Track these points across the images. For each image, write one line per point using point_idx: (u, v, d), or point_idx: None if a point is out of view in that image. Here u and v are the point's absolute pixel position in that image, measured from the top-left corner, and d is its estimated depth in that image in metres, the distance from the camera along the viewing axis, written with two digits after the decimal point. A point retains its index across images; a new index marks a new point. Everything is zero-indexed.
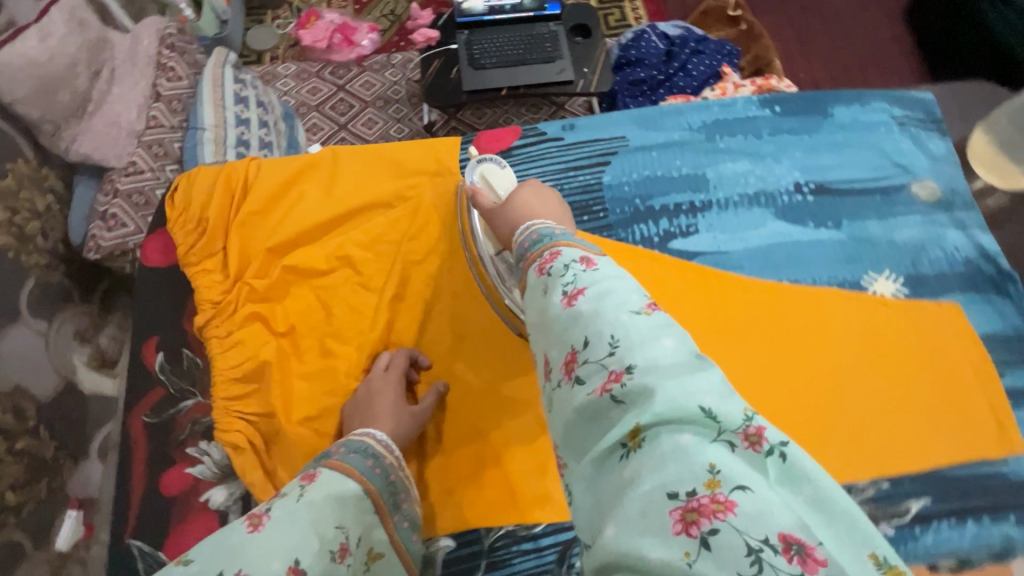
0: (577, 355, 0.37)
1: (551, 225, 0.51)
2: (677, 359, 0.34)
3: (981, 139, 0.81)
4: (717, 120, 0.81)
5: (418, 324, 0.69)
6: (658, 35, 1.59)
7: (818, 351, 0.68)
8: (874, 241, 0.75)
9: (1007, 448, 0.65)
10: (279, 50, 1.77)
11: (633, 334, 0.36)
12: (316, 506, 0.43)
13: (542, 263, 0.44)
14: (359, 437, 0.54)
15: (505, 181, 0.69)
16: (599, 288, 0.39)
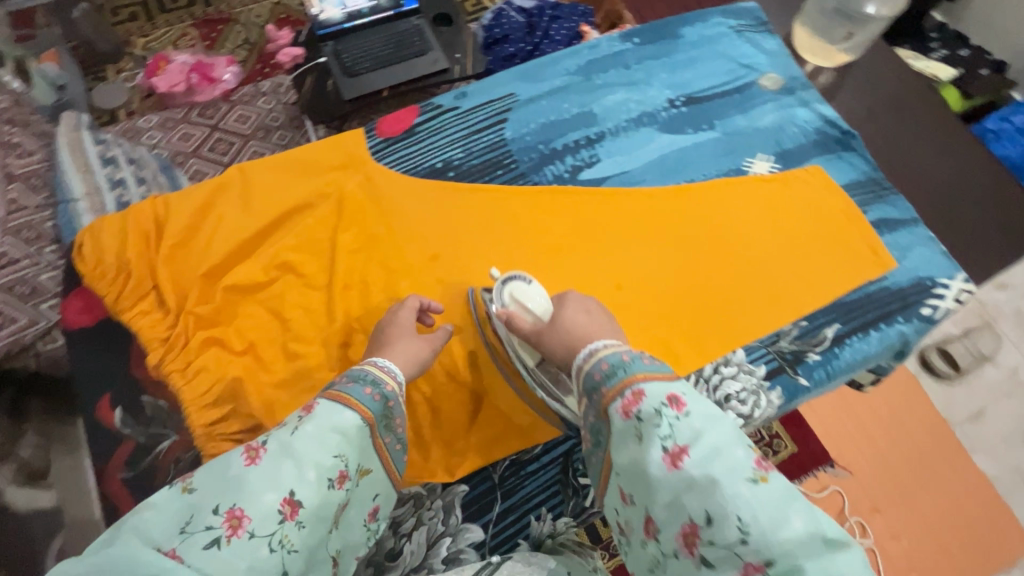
0: (700, 531, 0.43)
1: (616, 348, 0.54)
2: (805, 542, 0.41)
3: (802, 32, 0.95)
4: (589, 60, 0.89)
5: (375, 306, 0.71)
6: (515, 9, 1.71)
7: (724, 233, 0.79)
8: (743, 131, 0.86)
9: (884, 266, 0.78)
10: (133, 104, 1.65)
11: (760, 517, 0.42)
12: (309, 438, 0.49)
13: (626, 404, 0.49)
14: (361, 365, 0.57)
15: (540, 301, 0.65)
16: (704, 447, 0.45)
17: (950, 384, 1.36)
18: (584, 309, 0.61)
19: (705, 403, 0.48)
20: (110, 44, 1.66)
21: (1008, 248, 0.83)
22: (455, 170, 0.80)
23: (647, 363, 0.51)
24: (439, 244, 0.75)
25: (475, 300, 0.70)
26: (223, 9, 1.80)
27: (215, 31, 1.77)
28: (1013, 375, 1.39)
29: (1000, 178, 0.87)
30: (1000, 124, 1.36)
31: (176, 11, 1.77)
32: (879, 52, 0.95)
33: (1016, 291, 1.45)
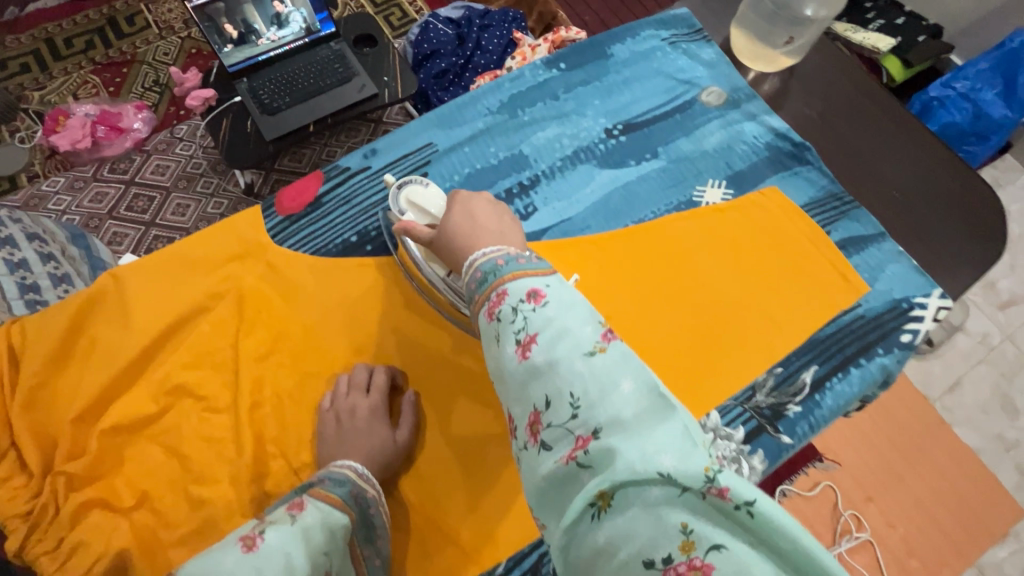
0: (542, 417, 0.39)
1: (493, 250, 0.49)
2: (636, 408, 0.36)
3: (739, 36, 0.86)
4: (512, 95, 0.79)
5: (289, 422, 0.60)
6: (442, 21, 1.59)
7: (686, 279, 0.71)
8: (690, 157, 0.78)
9: (854, 291, 0.72)
10: (36, 166, 1.48)
11: (591, 388, 0.37)
12: (311, 530, 0.44)
13: (492, 306, 0.45)
14: (340, 468, 0.53)
15: (435, 200, 0.64)
16: (552, 331, 0.41)
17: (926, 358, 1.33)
18: (472, 209, 0.57)
19: (568, 293, 0.44)
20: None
21: (982, 247, 0.77)
22: (373, 242, 0.69)
23: (517, 259, 0.47)
24: (365, 336, 0.65)
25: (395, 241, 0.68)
26: (126, 49, 1.63)
27: (120, 75, 1.61)
28: (986, 340, 1.36)
29: (961, 170, 0.81)
30: (943, 90, 1.30)
31: (73, 57, 1.61)
32: (823, 46, 0.88)
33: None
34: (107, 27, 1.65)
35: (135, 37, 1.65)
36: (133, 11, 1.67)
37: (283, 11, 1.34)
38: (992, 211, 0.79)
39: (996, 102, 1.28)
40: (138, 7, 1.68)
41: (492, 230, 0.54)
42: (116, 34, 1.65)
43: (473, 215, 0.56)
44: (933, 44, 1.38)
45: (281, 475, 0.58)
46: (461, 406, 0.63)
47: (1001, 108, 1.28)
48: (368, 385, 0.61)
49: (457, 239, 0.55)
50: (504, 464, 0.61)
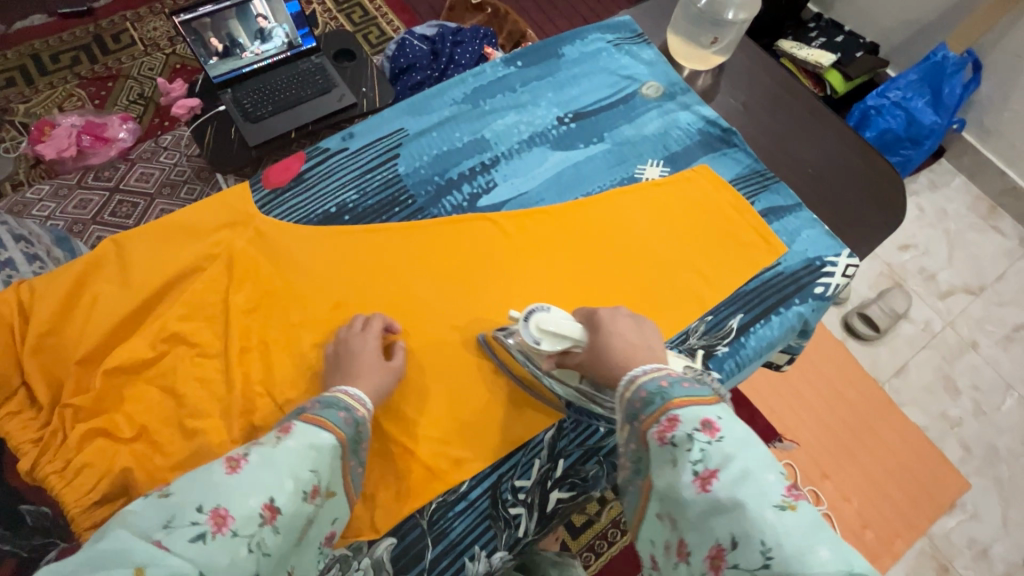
0: (726, 553, 0.42)
1: (652, 374, 0.53)
2: (832, 573, 0.38)
3: (675, 40, 0.98)
4: (475, 88, 0.89)
5: (274, 365, 0.68)
6: (418, 38, 1.71)
7: (632, 247, 0.81)
8: (632, 140, 0.89)
9: (775, 252, 0.83)
10: (19, 174, 1.54)
11: (786, 543, 0.40)
12: (294, 452, 0.48)
13: (662, 430, 0.49)
14: (333, 394, 0.58)
15: (571, 323, 0.63)
16: (734, 471, 0.44)
17: (872, 347, 1.43)
18: (620, 331, 0.60)
19: (739, 429, 0.48)
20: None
21: (885, 217, 0.89)
22: (350, 212, 0.78)
23: (684, 387, 0.51)
24: (343, 291, 0.73)
25: (489, 343, 0.71)
26: (111, 65, 1.71)
27: (105, 88, 1.68)
28: (927, 327, 1.46)
29: (868, 154, 0.94)
30: (880, 100, 1.46)
31: (58, 72, 1.68)
32: (747, 49, 1.01)
33: (918, 250, 1.54)
34: (92, 44, 1.73)
35: (121, 53, 1.73)
36: (119, 30, 1.76)
37: (266, 27, 1.42)
38: (895, 188, 0.92)
39: (926, 110, 1.44)
40: (125, 25, 1.77)
41: (642, 349, 0.58)
42: (100, 50, 1.73)
43: (625, 339, 0.59)
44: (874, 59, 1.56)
45: (266, 412, 0.65)
46: (430, 350, 0.71)
47: (930, 117, 1.44)
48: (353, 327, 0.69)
49: (611, 360, 0.58)
50: (467, 400, 0.69)
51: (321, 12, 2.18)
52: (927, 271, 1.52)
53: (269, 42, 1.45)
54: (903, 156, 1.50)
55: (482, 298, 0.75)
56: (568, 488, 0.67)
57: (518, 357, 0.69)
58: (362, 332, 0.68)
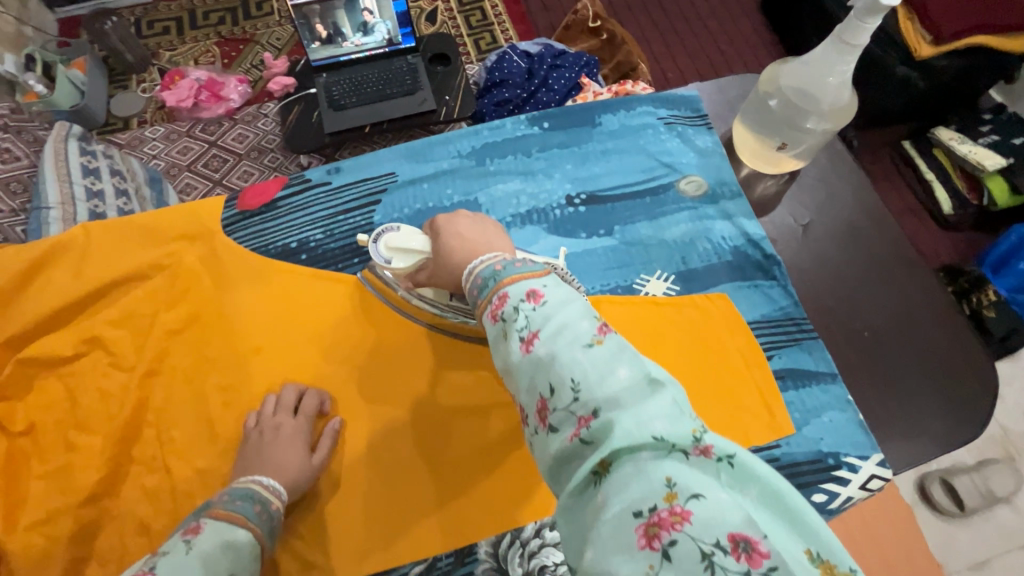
0: (547, 403, 0.37)
1: (489, 259, 0.48)
2: (629, 393, 0.35)
3: (744, 131, 0.81)
4: (486, 143, 0.81)
5: (171, 396, 0.65)
6: (519, 54, 1.62)
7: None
8: (645, 242, 0.76)
9: (776, 431, 0.65)
10: (146, 114, 1.70)
11: (590, 374, 0.36)
12: (207, 555, 0.44)
13: (494, 309, 0.43)
14: (245, 484, 0.54)
15: (414, 237, 0.63)
16: (551, 327, 0.39)
17: (950, 521, 1.29)
18: (459, 227, 0.57)
19: (565, 290, 0.43)
20: (136, 54, 1.72)
21: (954, 423, 0.67)
22: (309, 252, 0.74)
23: (513, 261, 0.46)
24: (270, 337, 0.69)
25: (371, 284, 0.72)
26: (247, 29, 1.85)
27: (236, 50, 1.82)
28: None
29: (956, 330, 0.72)
30: None
31: (204, 28, 1.84)
32: (836, 158, 0.82)
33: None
34: (238, 9, 1.88)
35: (259, 20, 1.87)
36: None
37: (370, 21, 1.42)
38: (978, 387, 0.70)
39: None
40: None
41: (480, 245, 0.54)
42: (244, 15, 1.88)
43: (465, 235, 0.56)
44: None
45: (147, 444, 0.63)
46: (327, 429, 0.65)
47: None
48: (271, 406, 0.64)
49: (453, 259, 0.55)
50: (343, 499, 0.62)
51: (441, 11, 2.20)
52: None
53: (370, 36, 1.45)
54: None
55: (405, 387, 0.67)
56: None
57: (418, 304, 0.70)
58: (279, 403, 0.64)
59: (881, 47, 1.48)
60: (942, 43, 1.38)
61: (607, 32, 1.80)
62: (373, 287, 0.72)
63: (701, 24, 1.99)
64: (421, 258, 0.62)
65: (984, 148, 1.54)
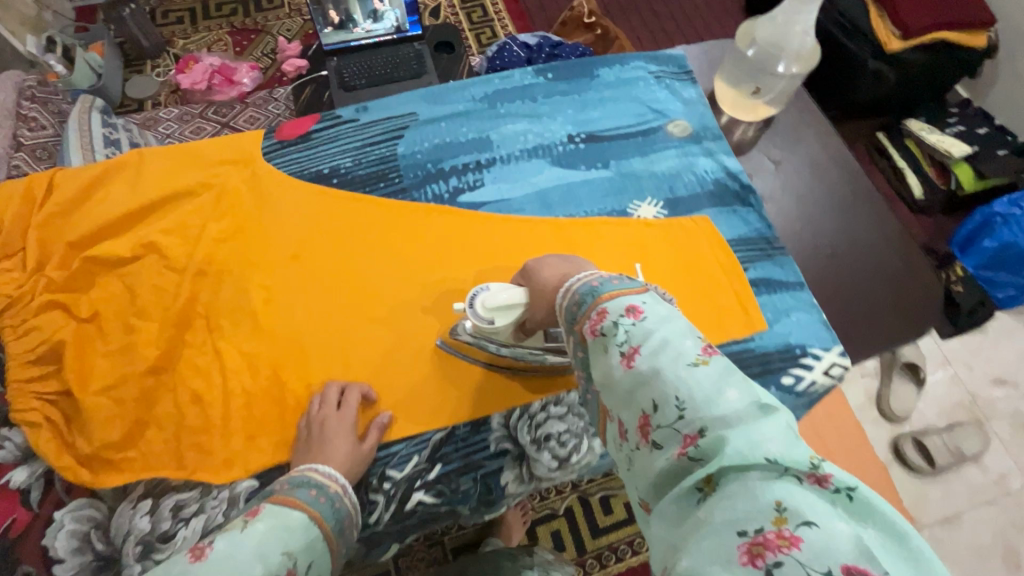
0: (650, 420, 0.41)
1: (586, 278, 0.52)
2: (738, 413, 0.38)
3: (721, 85, 0.92)
4: (496, 90, 0.91)
5: (220, 293, 0.74)
6: (519, 45, 1.75)
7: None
8: (638, 174, 0.86)
9: (750, 326, 0.75)
10: (161, 97, 1.79)
11: (697, 393, 0.39)
12: (258, 532, 0.47)
13: (593, 324, 0.47)
14: (302, 472, 0.58)
15: (506, 291, 0.65)
16: (654, 343, 0.43)
17: (922, 478, 1.38)
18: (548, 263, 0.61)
19: (664, 308, 0.46)
20: (152, 41, 1.82)
21: (904, 328, 0.78)
22: (339, 177, 0.83)
23: (612, 282, 0.50)
24: (304, 246, 0.78)
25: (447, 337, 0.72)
26: (259, 21, 1.95)
27: (247, 40, 1.92)
28: (1001, 481, 1.40)
29: (909, 257, 0.83)
30: (1009, 208, 1.53)
31: (216, 19, 1.94)
32: (805, 111, 0.93)
33: (1016, 388, 1.51)
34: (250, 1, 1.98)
35: (270, 12, 1.97)
36: None
37: (380, 8, 1.58)
38: (926, 300, 0.80)
39: None
40: None
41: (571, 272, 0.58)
42: (255, 7, 1.98)
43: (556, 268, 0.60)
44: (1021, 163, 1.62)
45: (199, 331, 0.71)
46: (355, 323, 0.74)
47: None
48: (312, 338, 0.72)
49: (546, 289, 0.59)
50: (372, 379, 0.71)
51: (444, 7, 2.32)
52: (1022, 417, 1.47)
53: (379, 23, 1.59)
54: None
55: (427, 288, 0.76)
56: (434, 493, 0.65)
57: (476, 344, 0.70)
58: (322, 405, 0.66)
59: (856, 43, 1.62)
60: (911, 37, 1.54)
61: (601, 28, 1.93)
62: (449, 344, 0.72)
63: (688, 26, 2.13)
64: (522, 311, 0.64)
65: (951, 138, 1.67)
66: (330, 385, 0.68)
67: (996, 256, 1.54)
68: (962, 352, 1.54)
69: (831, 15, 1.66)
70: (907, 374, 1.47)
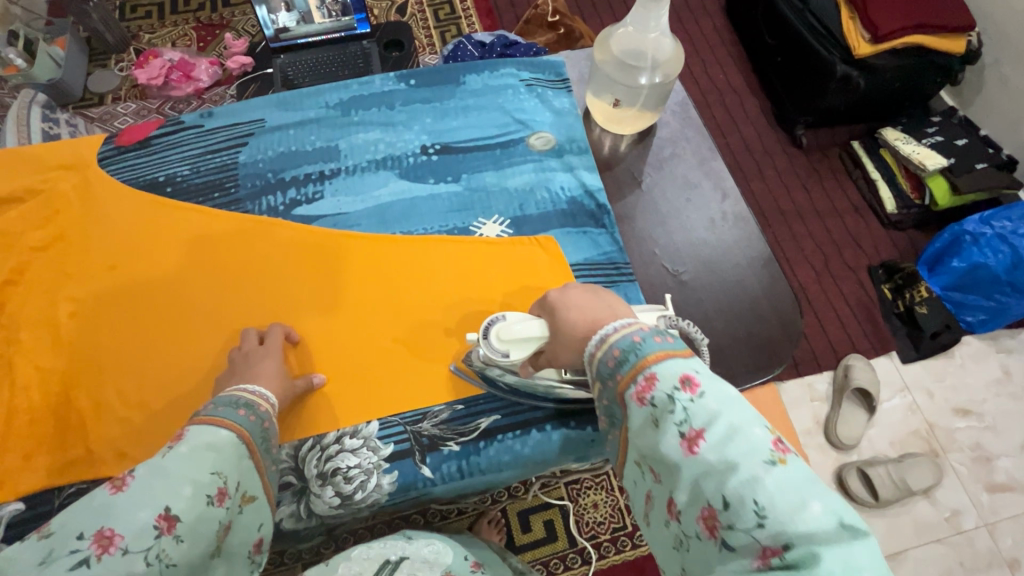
0: (718, 515, 0.38)
1: (627, 328, 0.49)
2: (826, 529, 0.34)
3: (594, 100, 0.84)
4: (354, 97, 0.87)
5: (26, 303, 0.72)
6: (474, 44, 1.61)
7: (418, 326, 0.71)
8: (488, 190, 0.80)
9: None
10: (121, 91, 1.67)
11: (778, 503, 0.36)
12: (186, 457, 0.48)
13: (640, 391, 0.45)
14: (233, 392, 0.58)
15: (524, 322, 0.59)
16: (719, 429, 0.40)
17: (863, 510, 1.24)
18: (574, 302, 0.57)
19: (719, 382, 0.43)
20: (116, 36, 1.71)
21: (758, 370, 0.72)
22: (174, 185, 0.79)
23: (660, 341, 0.47)
24: (123, 256, 0.75)
25: (467, 373, 0.68)
26: (225, 16, 1.82)
27: (212, 35, 1.79)
28: (953, 519, 1.25)
29: (778, 293, 0.76)
30: (980, 227, 1.39)
31: (184, 14, 1.82)
32: (687, 126, 0.86)
33: (979, 421, 1.35)
34: None
35: (237, 8, 1.85)
36: None
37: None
38: (786, 339, 0.74)
39: None
40: None
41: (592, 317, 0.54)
42: (223, 2, 1.85)
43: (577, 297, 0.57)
44: (998, 176, 1.47)
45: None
46: (161, 337, 0.70)
47: None
48: (110, 355, 0.69)
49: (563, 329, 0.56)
50: (160, 401, 0.67)
51: (412, 3, 2.09)
52: (982, 450, 1.33)
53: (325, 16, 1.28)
54: (999, 301, 1.38)
55: (243, 305, 0.73)
56: None
57: (541, 391, 0.66)
58: (242, 346, 0.68)
59: (826, 47, 1.51)
60: (879, 41, 1.42)
61: (564, 27, 1.83)
62: (480, 384, 0.68)
63: None
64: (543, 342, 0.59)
65: (928, 149, 1.53)
66: (244, 332, 0.69)
67: (965, 278, 1.41)
68: (922, 378, 1.40)
69: (800, 14, 1.56)
70: (859, 401, 1.35)
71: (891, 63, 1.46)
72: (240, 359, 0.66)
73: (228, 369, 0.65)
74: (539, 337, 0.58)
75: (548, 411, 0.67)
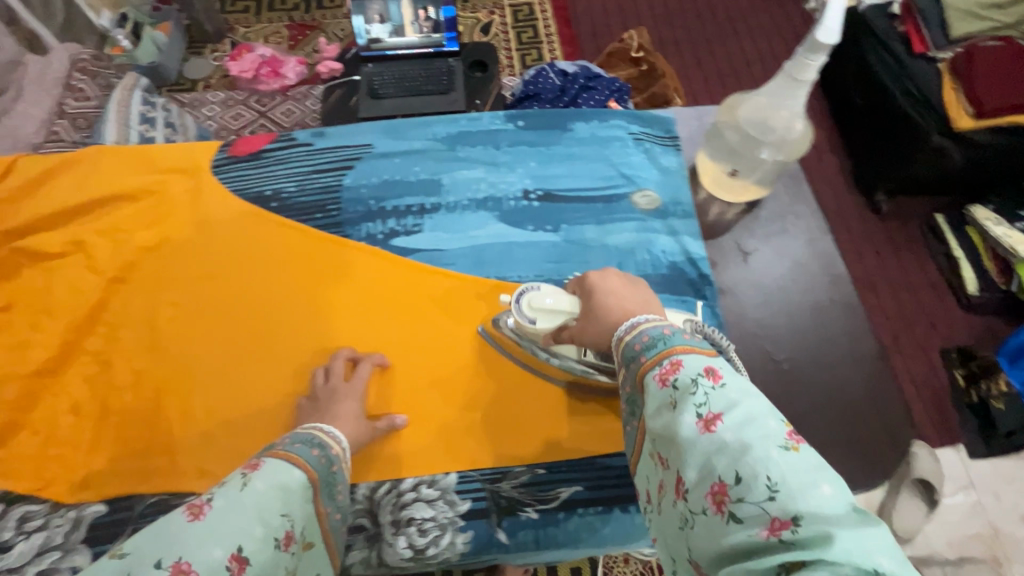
0: (728, 490, 0.35)
1: (658, 322, 0.48)
2: (838, 511, 0.32)
3: (706, 158, 0.82)
4: (460, 132, 0.87)
5: (129, 302, 0.74)
6: (556, 72, 1.58)
7: (511, 377, 0.70)
8: (586, 244, 0.79)
9: None
10: (212, 80, 1.74)
11: (793, 479, 0.33)
12: (260, 494, 0.45)
13: (663, 373, 0.42)
14: (308, 430, 0.57)
15: (558, 295, 0.62)
16: (738, 414, 0.37)
17: None
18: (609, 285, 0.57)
19: (740, 378, 0.41)
20: (215, 26, 1.77)
21: (848, 468, 0.68)
22: (279, 202, 0.81)
23: (686, 336, 0.45)
24: (223, 266, 0.76)
25: (493, 338, 0.71)
26: (316, 18, 1.88)
27: (303, 34, 1.85)
28: None
29: (878, 391, 0.72)
30: None
31: (279, 12, 1.88)
32: (794, 199, 0.83)
33: None
34: None
35: (329, 11, 1.90)
36: None
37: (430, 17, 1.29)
38: (882, 439, 0.70)
39: None
40: None
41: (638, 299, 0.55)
42: (317, 5, 1.91)
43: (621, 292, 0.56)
44: None
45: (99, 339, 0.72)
46: (250, 353, 0.71)
47: None
48: (201, 365, 0.70)
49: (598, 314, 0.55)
50: (245, 420, 0.67)
51: (497, 23, 2.11)
52: None
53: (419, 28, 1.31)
54: None
55: (332, 330, 0.73)
56: None
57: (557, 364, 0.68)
58: (331, 369, 0.68)
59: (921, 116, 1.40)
60: (984, 116, 1.30)
61: (648, 63, 1.80)
62: (504, 346, 0.71)
63: (745, 76, 2.00)
64: (568, 319, 0.61)
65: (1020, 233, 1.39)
66: (340, 354, 0.69)
67: None
68: (1000, 479, 1.29)
69: (897, 79, 1.45)
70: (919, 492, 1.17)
71: (996, 141, 1.34)
72: (326, 386, 0.66)
73: (313, 398, 0.65)
74: (568, 312, 0.61)
75: (558, 388, 0.69)
